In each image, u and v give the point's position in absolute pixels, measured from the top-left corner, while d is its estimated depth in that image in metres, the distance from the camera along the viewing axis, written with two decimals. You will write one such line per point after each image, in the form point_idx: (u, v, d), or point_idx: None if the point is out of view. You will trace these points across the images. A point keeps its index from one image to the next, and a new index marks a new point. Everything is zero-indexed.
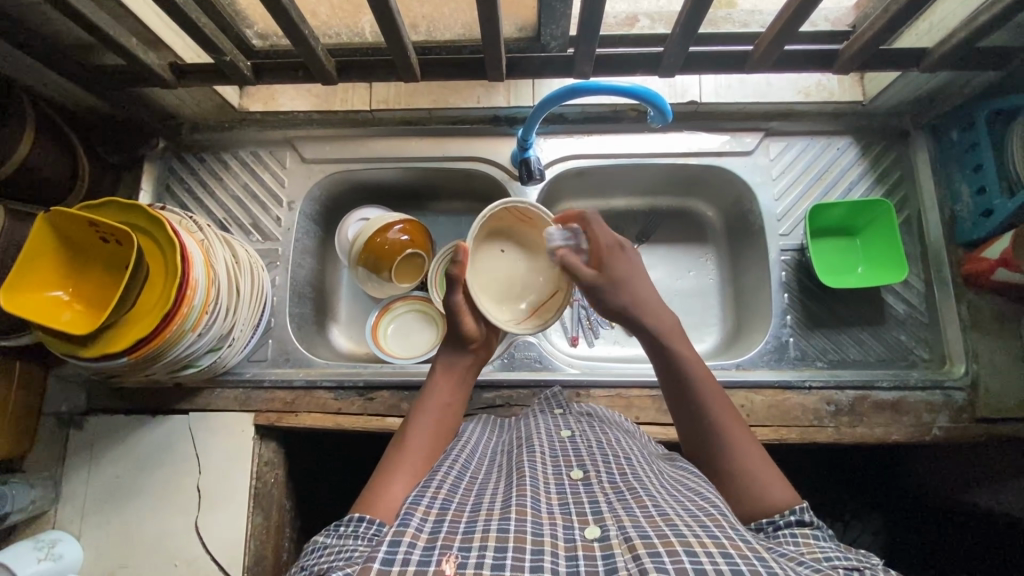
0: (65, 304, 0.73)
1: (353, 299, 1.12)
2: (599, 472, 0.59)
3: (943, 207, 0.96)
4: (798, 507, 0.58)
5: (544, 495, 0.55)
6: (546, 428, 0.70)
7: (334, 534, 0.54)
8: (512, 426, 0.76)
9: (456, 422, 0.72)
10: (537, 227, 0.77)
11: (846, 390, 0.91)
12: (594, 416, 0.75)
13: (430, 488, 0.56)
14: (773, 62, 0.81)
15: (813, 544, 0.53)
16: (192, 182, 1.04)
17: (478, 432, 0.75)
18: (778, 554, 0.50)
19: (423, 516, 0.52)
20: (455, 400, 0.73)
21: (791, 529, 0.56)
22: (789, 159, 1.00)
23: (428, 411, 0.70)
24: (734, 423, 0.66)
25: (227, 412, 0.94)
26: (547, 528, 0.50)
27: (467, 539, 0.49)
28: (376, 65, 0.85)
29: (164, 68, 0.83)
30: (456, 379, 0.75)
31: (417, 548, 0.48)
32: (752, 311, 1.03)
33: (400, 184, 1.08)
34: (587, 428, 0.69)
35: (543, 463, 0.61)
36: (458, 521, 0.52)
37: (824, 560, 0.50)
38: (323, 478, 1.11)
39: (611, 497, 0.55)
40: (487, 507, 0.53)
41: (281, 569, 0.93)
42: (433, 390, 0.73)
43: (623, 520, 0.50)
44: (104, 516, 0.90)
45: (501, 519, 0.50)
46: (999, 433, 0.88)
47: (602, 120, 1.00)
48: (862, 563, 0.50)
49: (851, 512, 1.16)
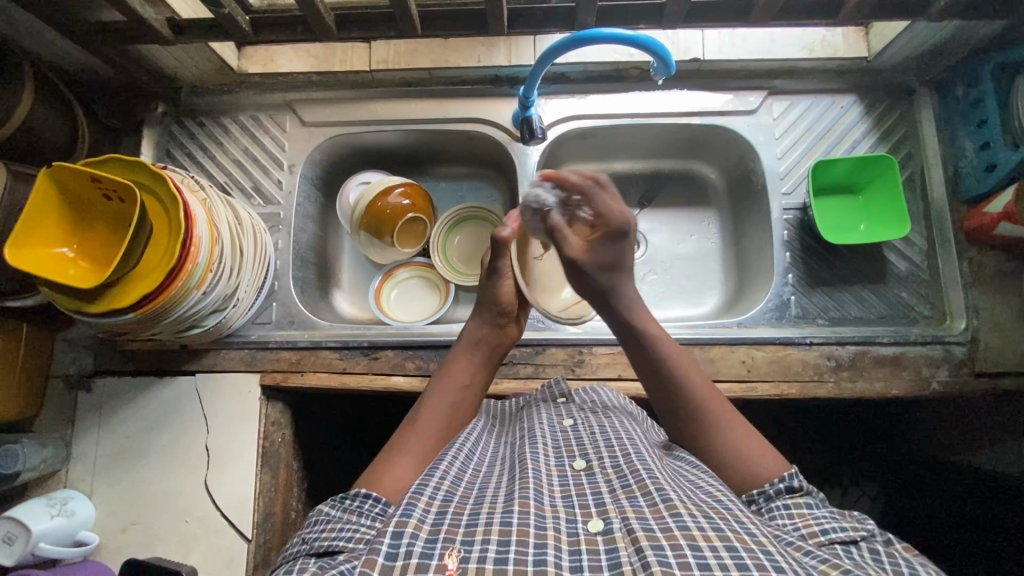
0: (70, 260, 0.73)
1: (356, 265, 1.13)
2: (602, 460, 0.59)
3: (947, 163, 0.96)
4: (788, 474, 0.58)
5: (546, 487, 0.55)
6: (548, 418, 0.71)
7: (339, 507, 0.56)
8: (516, 419, 0.77)
9: (474, 404, 0.72)
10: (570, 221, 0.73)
11: (846, 346, 0.91)
12: (597, 404, 0.76)
13: (434, 479, 0.56)
14: (777, 13, 0.80)
15: (807, 514, 0.54)
16: (193, 147, 1.03)
17: (485, 424, 0.74)
18: (786, 543, 0.50)
19: (425, 507, 0.51)
20: (472, 383, 0.72)
21: (783, 497, 0.56)
22: (792, 118, 0.99)
23: (446, 392, 0.70)
24: (707, 388, 0.66)
25: (234, 372, 0.95)
26: (550, 522, 0.49)
27: (469, 533, 0.48)
28: (376, 19, 0.84)
29: (162, 24, 0.82)
30: (476, 362, 0.74)
31: (419, 540, 0.48)
32: (753, 271, 1.03)
33: (401, 147, 1.08)
34: (591, 417, 0.71)
35: (545, 454, 0.61)
36: (460, 513, 0.51)
37: (821, 535, 0.52)
38: (331, 444, 1.13)
39: (615, 486, 0.55)
40: (490, 501, 0.53)
41: (289, 528, 0.95)
42: (453, 368, 0.73)
43: (626, 512, 0.50)
44: (115, 475, 0.92)
45: (503, 512, 0.50)
46: (998, 387, 0.89)
47: (603, 79, 1.00)
48: (858, 534, 0.51)
49: (850, 478, 1.18)
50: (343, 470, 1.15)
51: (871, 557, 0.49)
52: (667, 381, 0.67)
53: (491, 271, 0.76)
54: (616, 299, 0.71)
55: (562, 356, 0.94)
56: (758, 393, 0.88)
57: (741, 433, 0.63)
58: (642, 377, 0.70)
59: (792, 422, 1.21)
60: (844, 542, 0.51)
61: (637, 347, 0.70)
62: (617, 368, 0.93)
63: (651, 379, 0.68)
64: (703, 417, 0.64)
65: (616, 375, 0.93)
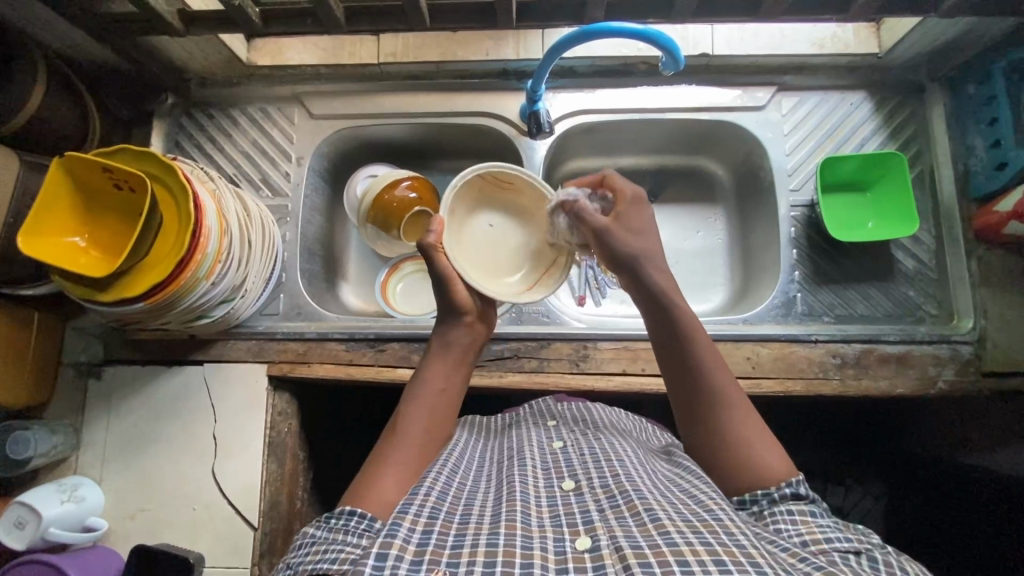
0: (81, 251, 0.74)
1: (363, 257, 1.13)
2: (591, 480, 0.59)
3: (957, 161, 0.95)
4: (794, 480, 0.59)
5: (534, 508, 0.55)
6: (538, 440, 0.72)
7: (325, 527, 0.55)
8: (503, 435, 0.78)
9: (453, 407, 0.71)
10: (519, 192, 0.80)
11: (852, 344, 0.91)
12: (586, 423, 0.77)
13: (418, 497, 0.56)
14: (788, 7, 0.79)
15: (811, 523, 0.54)
16: (202, 138, 1.03)
17: (471, 440, 0.76)
18: (781, 548, 0.50)
19: (410, 526, 0.51)
20: (450, 386, 0.71)
21: (788, 504, 0.56)
22: (802, 114, 0.99)
23: (424, 399, 0.69)
24: (717, 361, 0.66)
25: (242, 363, 0.95)
26: (537, 542, 0.50)
27: (455, 554, 0.49)
28: (384, 11, 0.83)
29: (172, 16, 0.82)
30: (452, 365, 0.72)
31: (404, 563, 0.48)
32: (759, 268, 1.03)
33: (408, 141, 1.08)
34: (580, 438, 0.71)
35: (534, 475, 0.62)
36: (446, 533, 0.52)
37: (824, 543, 0.52)
38: (337, 435, 1.14)
39: (604, 505, 0.55)
40: (476, 521, 0.53)
41: (294, 517, 0.96)
42: (429, 376, 0.71)
43: (614, 531, 0.50)
44: (123, 462, 0.93)
45: (489, 534, 0.50)
46: (1005, 388, 0.89)
47: (611, 73, 0.99)
48: (861, 544, 0.51)
49: (853, 477, 1.18)
50: (348, 461, 1.16)
51: (871, 565, 0.49)
52: (683, 345, 0.66)
53: (442, 281, 0.72)
54: (643, 268, 0.68)
55: (566, 350, 0.94)
56: (762, 389, 0.88)
57: (742, 417, 0.63)
58: (654, 335, 0.68)
59: (796, 419, 1.20)
60: (845, 551, 0.50)
61: (659, 307, 0.67)
62: (622, 363, 0.93)
63: (664, 342, 0.67)
64: (709, 388, 0.64)
65: (621, 370, 0.93)
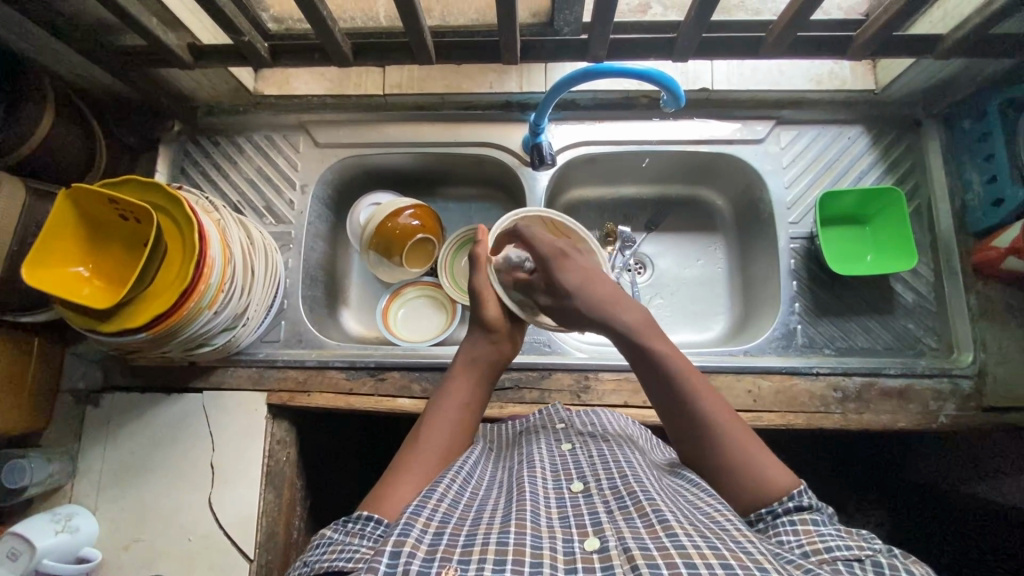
0: (84, 280, 0.74)
1: (363, 283, 1.13)
2: (599, 482, 0.59)
3: (954, 197, 0.96)
4: (797, 491, 0.58)
5: (544, 508, 0.55)
6: (546, 444, 0.71)
7: (343, 530, 0.56)
8: (512, 443, 0.77)
9: (473, 423, 0.71)
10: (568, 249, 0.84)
11: (853, 378, 0.91)
12: (597, 429, 0.75)
13: (430, 500, 0.55)
14: (787, 47, 0.81)
15: (813, 532, 0.53)
16: (206, 166, 1.04)
17: (484, 450, 0.74)
18: (787, 560, 0.49)
19: (423, 527, 0.51)
20: (472, 400, 0.72)
21: (790, 516, 0.56)
22: (800, 148, 1.00)
23: (445, 410, 0.70)
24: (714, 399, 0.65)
25: (240, 391, 0.95)
26: (546, 541, 0.49)
27: (466, 552, 0.48)
28: (390, 47, 0.85)
29: (182, 49, 0.84)
30: (475, 382, 0.73)
31: (417, 559, 0.47)
32: (760, 300, 1.03)
33: (412, 169, 1.09)
34: (589, 441, 0.70)
35: (543, 477, 0.61)
36: (457, 534, 0.51)
37: (824, 552, 0.51)
38: (333, 462, 1.12)
39: (612, 506, 0.55)
40: (488, 521, 0.52)
41: (290, 548, 0.94)
42: (451, 388, 0.72)
43: (623, 532, 0.50)
44: (119, 491, 0.92)
45: (500, 532, 0.50)
46: (1005, 422, 0.89)
47: (612, 107, 1.01)
48: (862, 551, 0.50)
49: (856, 505, 1.15)
50: (343, 487, 1.14)
51: (875, 570, 0.48)
52: (675, 396, 0.65)
53: (475, 293, 0.76)
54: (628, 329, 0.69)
55: (568, 381, 0.94)
56: (764, 423, 0.88)
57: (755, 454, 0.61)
58: (649, 392, 0.68)
59: (797, 449, 1.18)
60: (847, 559, 0.49)
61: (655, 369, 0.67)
62: (623, 395, 0.93)
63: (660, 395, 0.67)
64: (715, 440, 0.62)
65: (622, 402, 0.93)
